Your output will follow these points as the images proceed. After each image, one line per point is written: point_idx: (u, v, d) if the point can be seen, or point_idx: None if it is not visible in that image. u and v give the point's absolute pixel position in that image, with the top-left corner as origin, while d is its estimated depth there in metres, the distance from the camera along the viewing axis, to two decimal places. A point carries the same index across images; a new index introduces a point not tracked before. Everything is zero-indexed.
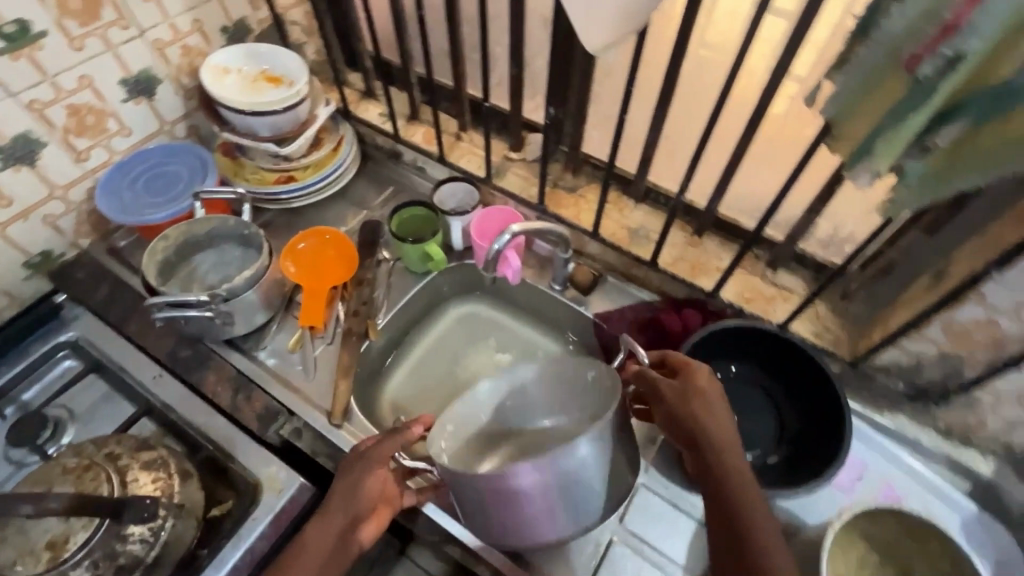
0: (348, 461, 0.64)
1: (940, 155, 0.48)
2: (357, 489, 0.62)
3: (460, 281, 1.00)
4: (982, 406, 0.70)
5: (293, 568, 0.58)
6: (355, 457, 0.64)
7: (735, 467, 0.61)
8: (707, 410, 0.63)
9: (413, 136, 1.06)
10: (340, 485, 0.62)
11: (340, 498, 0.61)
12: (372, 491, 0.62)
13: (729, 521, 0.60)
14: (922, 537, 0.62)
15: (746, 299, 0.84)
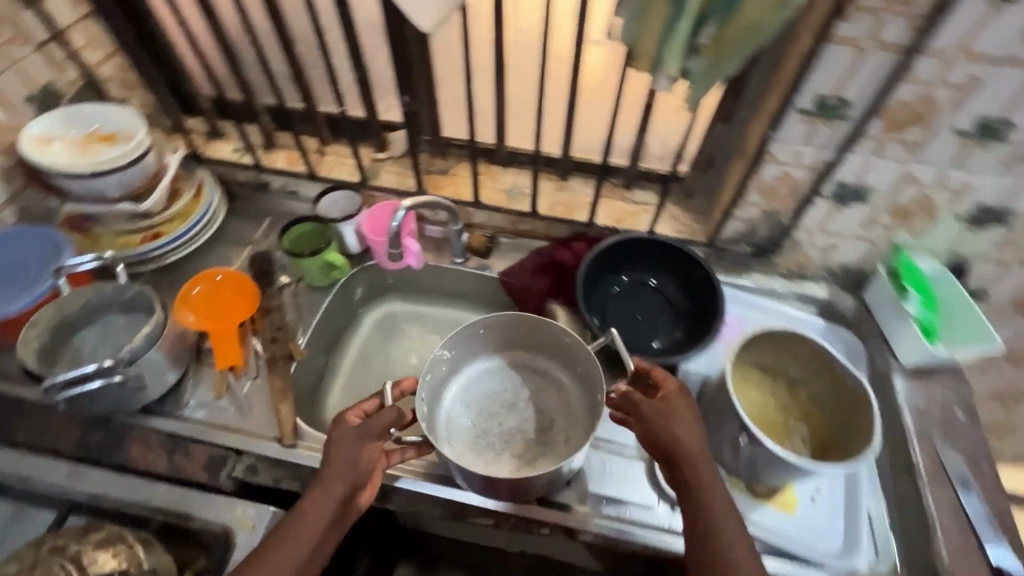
0: (344, 435, 0.67)
1: (707, 52, 0.63)
2: (358, 460, 0.66)
3: (369, 284, 1.03)
4: (802, 244, 0.91)
5: (294, 535, 0.62)
6: (351, 429, 0.67)
7: (707, 479, 0.64)
8: (681, 428, 0.66)
9: (276, 163, 1.06)
10: (338, 460, 0.65)
11: (340, 471, 0.65)
12: (369, 461, 0.67)
13: (700, 527, 0.63)
14: (791, 347, 0.78)
15: (617, 220, 0.98)
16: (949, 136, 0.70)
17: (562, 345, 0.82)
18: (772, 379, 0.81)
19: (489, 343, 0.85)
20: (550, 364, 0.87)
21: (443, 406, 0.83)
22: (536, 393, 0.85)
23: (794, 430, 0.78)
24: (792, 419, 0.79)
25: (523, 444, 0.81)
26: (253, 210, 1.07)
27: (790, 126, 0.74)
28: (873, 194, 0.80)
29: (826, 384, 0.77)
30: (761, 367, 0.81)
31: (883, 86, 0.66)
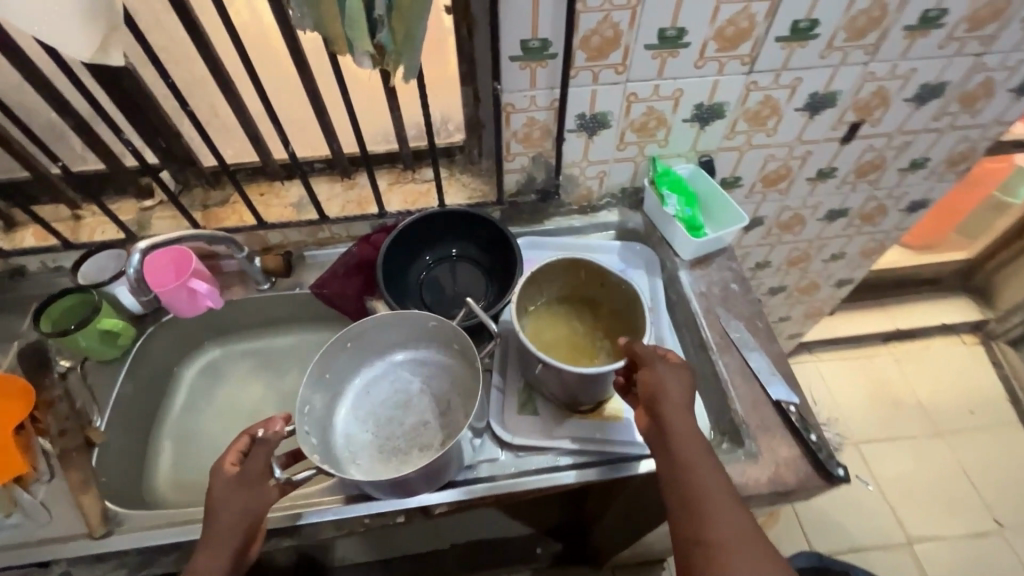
0: (225, 484, 0.63)
1: (391, 22, 0.64)
2: (244, 509, 0.63)
3: (172, 340, 0.96)
4: (578, 178, 0.98)
5: None
6: (232, 482, 0.63)
7: (689, 438, 0.64)
8: (671, 387, 0.68)
9: (24, 243, 0.94)
10: (224, 516, 0.62)
11: (227, 527, 0.62)
12: (257, 510, 0.64)
13: (687, 484, 0.62)
14: (574, 273, 0.84)
15: (410, 203, 0.99)
16: (642, 51, 0.78)
17: (432, 331, 0.81)
18: (572, 308, 0.87)
19: (362, 355, 0.82)
20: (430, 352, 0.85)
21: (338, 426, 0.80)
22: (426, 381, 0.84)
23: (600, 345, 0.84)
24: (597, 336, 0.85)
25: (426, 435, 0.80)
26: (16, 302, 0.95)
27: (511, 74, 0.79)
28: (610, 117, 0.87)
29: (610, 295, 0.84)
30: (561, 298, 0.87)
31: (567, 19, 0.72)
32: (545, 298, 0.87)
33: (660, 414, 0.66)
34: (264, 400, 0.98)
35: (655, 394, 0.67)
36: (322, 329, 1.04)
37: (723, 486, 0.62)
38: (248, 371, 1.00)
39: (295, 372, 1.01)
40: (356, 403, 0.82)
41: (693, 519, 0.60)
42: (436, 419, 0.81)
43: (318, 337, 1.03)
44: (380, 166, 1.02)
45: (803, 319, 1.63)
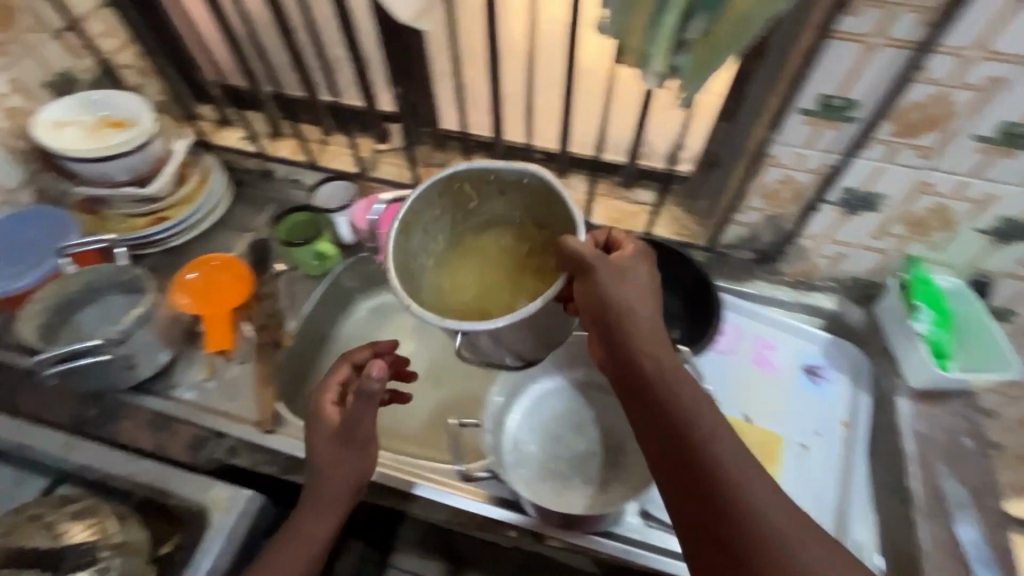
0: (328, 446, 0.67)
1: (696, 47, 0.59)
2: (346, 470, 0.67)
3: (363, 273, 1.02)
4: (809, 253, 0.86)
5: (283, 547, 0.67)
6: (336, 444, 0.67)
7: (669, 370, 0.56)
8: (635, 299, 0.58)
9: (280, 152, 1.08)
10: (331, 474, 0.67)
11: (334, 485, 0.67)
12: (360, 472, 0.67)
13: (676, 421, 0.54)
14: (428, 216, 0.66)
15: (614, 220, 0.95)
16: (968, 142, 0.64)
17: None
18: (473, 238, 0.69)
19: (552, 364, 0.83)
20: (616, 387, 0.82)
21: (509, 427, 0.80)
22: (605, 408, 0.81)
23: (531, 270, 0.65)
24: (524, 257, 0.66)
25: (591, 467, 0.76)
26: (257, 198, 1.11)
27: (792, 127, 0.70)
28: (884, 201, 0.74)
29: (510, 204, 0.66)
30: (449, 240, 0.69)
31: (894, 87, 0.61)
32: (424, 233, 0.67)
33: (624, 345, 0.58)
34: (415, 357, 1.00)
35: (607, 319, 0.58)
36: None
37: (717, 421, 0.54)
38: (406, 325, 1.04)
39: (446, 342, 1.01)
40: (532, 410, 0.82)
41: (686, 461, 0.52)
42: (606, 455, 0.77)
43: None
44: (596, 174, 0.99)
45: (1007, 491, 1.31)
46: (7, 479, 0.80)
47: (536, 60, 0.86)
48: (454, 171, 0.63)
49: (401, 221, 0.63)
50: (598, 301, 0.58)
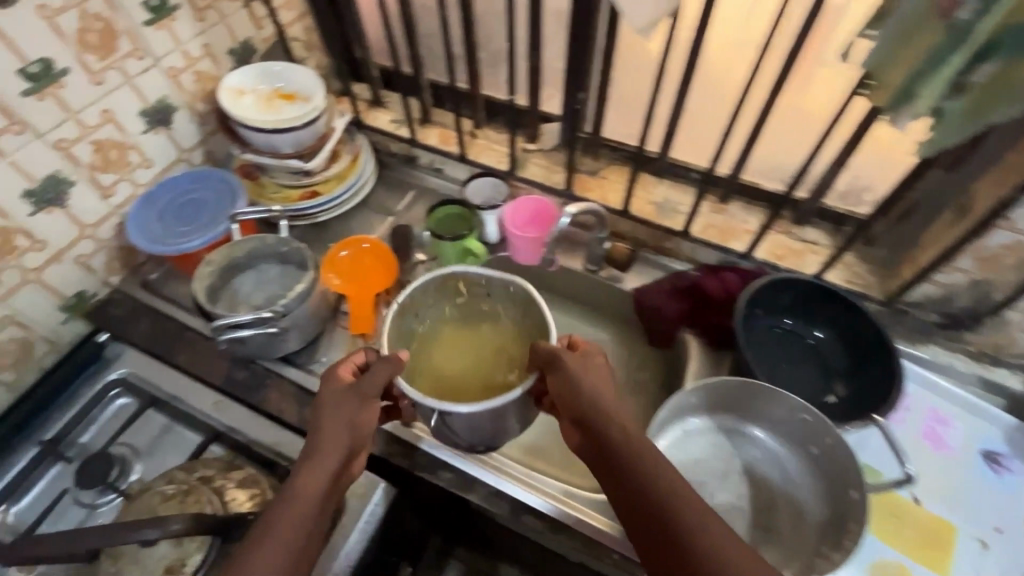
0: (333, 394, 0.59)
1: (975, 91, 0.53)
2: (351, 422, 0.57)
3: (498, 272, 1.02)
4: (1012, 327, 0.76)
5: (273, 514, 0.51)
6: (339, 396, 0.59)
7: (636, 447, 0.55)
8: (592, 386, 0.60)
9: (428, 139, 1.08)
10: (333, 427, 0.57)
11: (336, 438, 0.56)
12: (362, 427, 0.58)
13: (633, 480, 0.54)
14: (429, 306, 0.74)
15: (778, 256, 0.88)
16: None
17: (799, 424, 0.71)
18: (479, 321, 0.75)
19: (709, 405, 0.76)
20: (772, 439, 0.75)
21: None
22: (758, 461, 0.75)
23: (513, 359, 0.71)
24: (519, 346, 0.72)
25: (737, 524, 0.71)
26: (397, 182, 1.11)
27: None
28: None
29: (505, 301, 0.73)
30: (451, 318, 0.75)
31: None
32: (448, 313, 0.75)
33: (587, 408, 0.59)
34: None
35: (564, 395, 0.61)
36: (613, 329, 1.02)
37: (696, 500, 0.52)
38: None
39: None
40: (675, 448, 0.75)
41: (650, 521, 0.52)
42: (754, 513, 0.72)
43: (605, 333, 1.01)
44: (761, 204, 0.92)
45: None
46: (155, 426, 0.82)
47: (729, 80, 0.81)
48: (452, 272, 0.72)
49: (398, 305, 0.70)
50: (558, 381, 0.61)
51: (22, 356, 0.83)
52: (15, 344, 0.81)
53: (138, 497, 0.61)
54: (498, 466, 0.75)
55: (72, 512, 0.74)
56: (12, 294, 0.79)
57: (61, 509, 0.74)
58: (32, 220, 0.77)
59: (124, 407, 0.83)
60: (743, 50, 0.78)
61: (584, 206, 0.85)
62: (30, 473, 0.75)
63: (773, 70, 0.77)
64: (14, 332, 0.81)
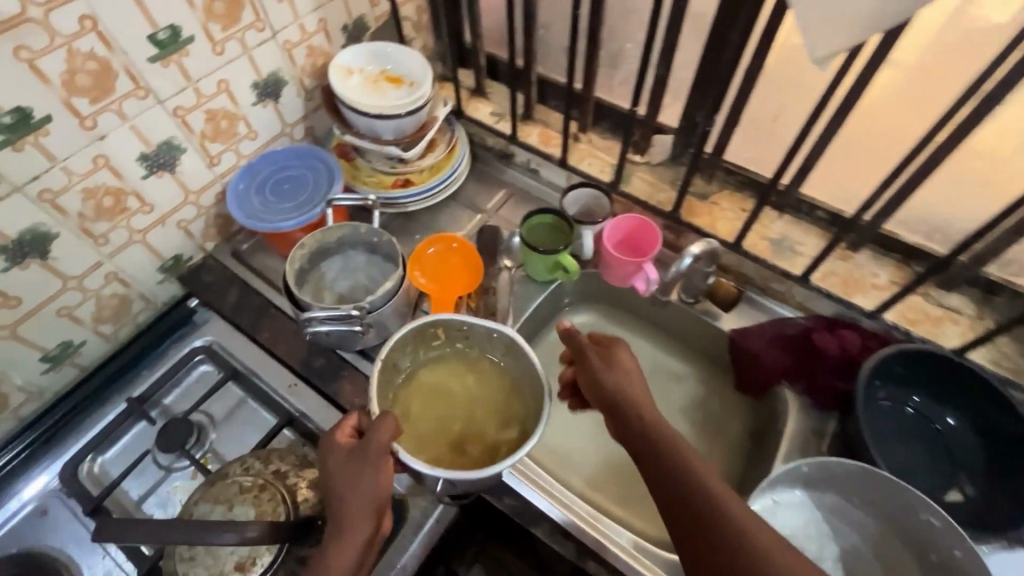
0: (340, 463, 0.55)
1: None
2: (371, 489, 0.54)
3: (583, 287, 0.97)
4: None
5: None
6: (348, 464, 0.55)
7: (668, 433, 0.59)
8: (627, 373, 0.65)
9: (528, 137, 1.03)
10: (349, 495, 0.53)
11: (355, 508, 0.53)
12: (382, 490, 0.55)
13: (664, 476, 0.57)
14: (410, 354, 0.72)
15: (910, 321, 0.78)
16: None
17: (919, 523, 0.63)
18: (457, 370, 0.74)
19: (818, 483, 0.68)
20: (874, 528, 0.68)
21: None
22: (854, 551, 0.68)
23: (498, 412, 0.71)
24: (503, 396, 0.72)
25: None
26: (489, 178, 1.06)
27: None
28: None
29: (485, 351, 0.73)
30: (427, 367, 0.74)
31: None
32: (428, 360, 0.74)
33: (629, 411, 0.62)
34: None
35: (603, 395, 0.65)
36: (698, 365, 0.95)
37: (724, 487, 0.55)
38: None
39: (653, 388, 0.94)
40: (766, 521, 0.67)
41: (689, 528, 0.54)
42: None
43: (688, 369, 0.95)
44: (896, 257, 0.82)
45: None
46: (232, 398, 0.83)
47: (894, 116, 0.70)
48: (432, 322, 0.70)
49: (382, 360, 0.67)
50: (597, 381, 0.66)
51: (120, 311, 0.85)
52: (115, 300, 0.84)
53: (215, 484, 0.60)
54: (568, 505, 0.71)
55: (150, 472, 0.77)
56: (119, 252, 0.81)
57: (142, 468, 0.76)
58: (144, 184, 0.78)
59: (205, 374, 0.85)
60: (934, 87, 0.67)
61: (706, 241, 0.79)
62: (118, 427, 0.78)
63: (960, 119, 0.66)
64: (116, 289, 0.83)
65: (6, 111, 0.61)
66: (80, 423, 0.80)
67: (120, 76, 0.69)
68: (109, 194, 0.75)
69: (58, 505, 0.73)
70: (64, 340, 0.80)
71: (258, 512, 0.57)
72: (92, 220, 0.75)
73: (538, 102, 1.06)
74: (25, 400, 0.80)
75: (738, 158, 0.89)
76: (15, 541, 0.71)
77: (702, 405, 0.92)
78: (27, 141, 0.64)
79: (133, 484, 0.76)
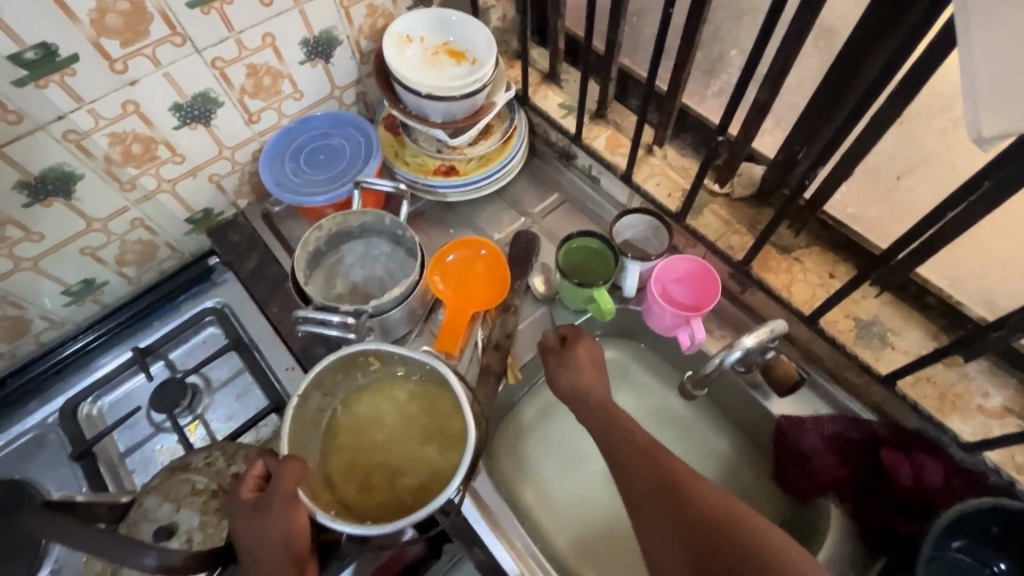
0: (240, 517, 0.50)
1: None
2: (285, 538, 0.49)
3: (620, 322, 0.86)
4: None
5: None
6: (248, 520, 0.49)
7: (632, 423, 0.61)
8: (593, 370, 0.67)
9: (595, 140, 0.90)
10: (257, 550, 0.49)
11: (269, 562, 0.49)
12: (295, 536, 0.50)
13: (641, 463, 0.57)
14: (345, 379, 0.66)
15: (1017, 465, 0.61)
16: None
17: None
18: (392, 396, 0.66)
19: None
20: None
21: None
22: None
23: (436, 443, 0.63)
24: (439, 425, 0.64)
25: None
26: (543, 177, 0.95)
27: None
28: None
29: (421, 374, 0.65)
30: (360, 393, 0.67)
31: None
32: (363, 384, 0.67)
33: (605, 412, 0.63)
34: None
35: (578, 391, 0.65)
36: (734, 438, 0.82)
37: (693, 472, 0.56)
38: (633, 404, 0.86)
39: (674, 451, 0.82)
40: None
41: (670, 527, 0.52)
42: None
43: (721, 439, 0.82)
44: (1020, 379, 0.64)
45: None
46: (231, 369, 0.81)
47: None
48: (358, 349, 0.63)
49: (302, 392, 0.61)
50: (572, 377, 0.67)
51: (145, 257, 0.85)
52: (140, 245, 0.83)
53: (169, 478, 0.57)
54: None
55: (140, 428, 0.76)
56: (146, 200, 0.79)
57: (132, 422, 0.76)
58: (175, 134, 0.75)
59: (212, 337, 0.84)
60: None
61: (767, 328, 0.65)
62: (119, 376, 0.78)
63: None
64: (142, 235, 0.82)
65: (30, 45, 0.58)
66: (90, 362, 0.81)
67: (155, 20, 0.64)
68: (137, 141, 0.72)
69: (54, 441, 0.75)
70: (86, 277, 0.80)
71: (202, 523, 0.54)
72: (119, 165, 0.72)
73: (615, 100, 0.92)
74: (47, 328, 0.82)
75: (840, 212, 0.73)
76: (12, 466, 0.74)
77: (727, 485, 0.80)
78: (51, 79, 0.61)
79: (122, 437, 0.76)
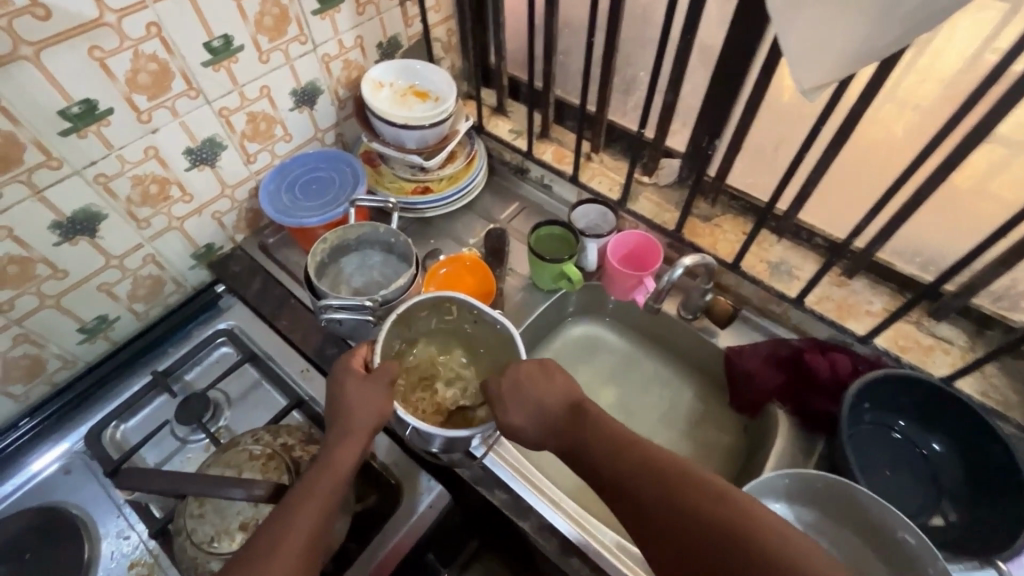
0: (351, 382, 0.65)
1: None
2: (373, 411, 0.63)
3: (584, 299, 1.02)
4: None
5: (308, 496, 0.57)
6: (357, 384, 0.65)
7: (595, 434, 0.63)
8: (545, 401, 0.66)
9: (543, 155, 1.08)
10: (357, 411, 0.63)
11: (358, 426, 0.62)
12: (383, 414, 0.64)
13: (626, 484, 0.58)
14: (425, 320, 0.76)
15: (901, 348, 0.80)
16: None
17: (897, 538, 0.65)
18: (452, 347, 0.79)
19: (806, 492, 0.69)
20: (853, 544, 0.68)
21: None
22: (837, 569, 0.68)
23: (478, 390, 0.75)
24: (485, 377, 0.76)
25: None
26: (504, 191, 1.12)
27: None
28: None
29: (485, 333, 0.76)
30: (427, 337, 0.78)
31: None
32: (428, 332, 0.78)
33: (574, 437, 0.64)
34: (612, 405, 0.97)
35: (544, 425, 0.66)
36: (696, 380, 0.98)
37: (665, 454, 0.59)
38: (609, 364, 1.01)
39: (648, 398, 0.97)
40: None
41: (698, 539, 0.52)
42: None
43: (684, 382, 0.98)
44: (890, 286, 0.85)
45: None
46: (248, 380, 0.89)
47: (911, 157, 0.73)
48: (448, 296, 0.73)
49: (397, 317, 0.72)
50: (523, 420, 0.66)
51: (153, 292, 0.92)
52: (150, 280, 0.91)
53: (227, 451, 0.65)
54: (558, 505, 0.74)
55: (167, 443, 0.82)
56: (158, 237, 0.87)
57: (159, 438, 0.82)
58: (186, 174, 0.85)
59: (224, 356, 0.91)
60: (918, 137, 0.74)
61: (699, 257, 0.82)
62: (142, 398, 0.84)
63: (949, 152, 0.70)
64: (152, 270, 0.90)
65: (75, 101, 0.68)
66: (109, 392, 0.86)
67: (176, 77, 0.76)
68: (154, 182, 0.82)
69: (80, 466, 0.79)
70: (101, 314, 0.87)
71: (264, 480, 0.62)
72: (137, 205, 0.82)
73: (554, 122, 1.12)
74: (60, 368, 0.86)
75: (741, 184, 0.93)
76: (40, 495, 0.77)
77: (694, 418, 0.95)
78: (90, 129, 0.71)
79: (151, 453, 0.81)
